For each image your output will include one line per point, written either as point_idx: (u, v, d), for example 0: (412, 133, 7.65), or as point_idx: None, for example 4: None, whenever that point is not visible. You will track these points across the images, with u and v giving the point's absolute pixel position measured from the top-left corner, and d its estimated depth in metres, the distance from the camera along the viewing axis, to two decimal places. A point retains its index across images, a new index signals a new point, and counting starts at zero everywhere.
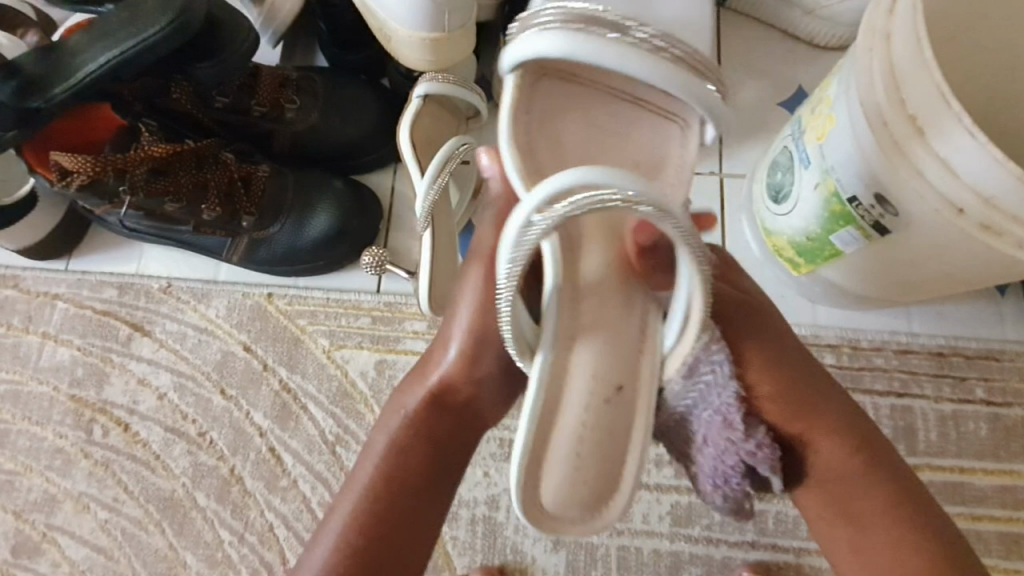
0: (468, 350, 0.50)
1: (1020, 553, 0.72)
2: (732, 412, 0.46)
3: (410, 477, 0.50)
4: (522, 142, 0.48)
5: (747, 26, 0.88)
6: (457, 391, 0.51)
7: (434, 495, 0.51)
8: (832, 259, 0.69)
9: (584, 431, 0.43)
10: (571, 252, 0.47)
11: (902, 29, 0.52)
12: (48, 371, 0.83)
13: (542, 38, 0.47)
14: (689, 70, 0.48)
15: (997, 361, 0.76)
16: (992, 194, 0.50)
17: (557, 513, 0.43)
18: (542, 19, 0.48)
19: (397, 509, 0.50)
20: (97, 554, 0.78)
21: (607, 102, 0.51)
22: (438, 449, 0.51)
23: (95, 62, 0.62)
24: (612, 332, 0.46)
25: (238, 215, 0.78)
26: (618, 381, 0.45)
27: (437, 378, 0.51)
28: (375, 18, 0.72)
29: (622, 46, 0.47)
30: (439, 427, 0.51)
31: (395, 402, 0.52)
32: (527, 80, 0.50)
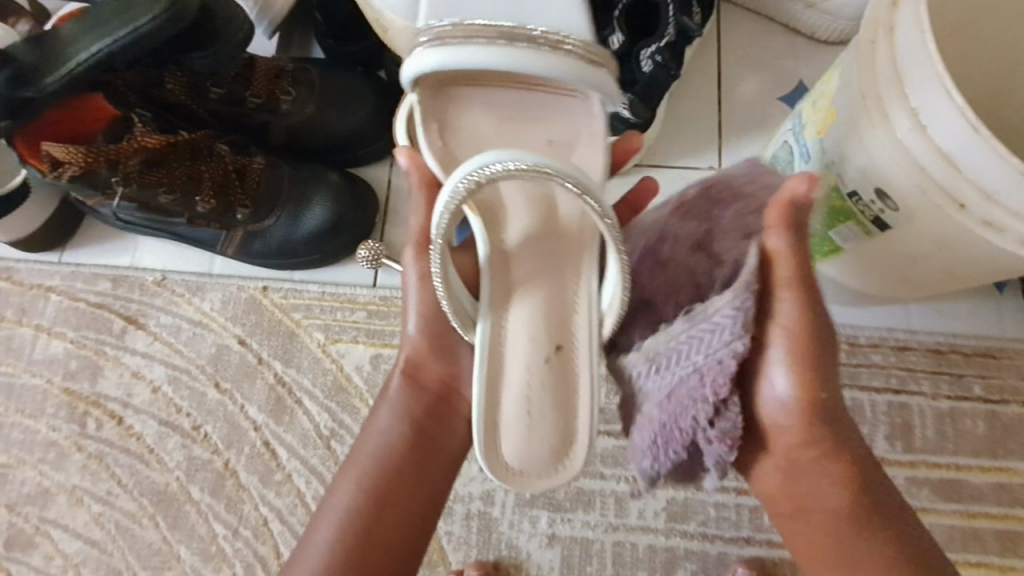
0: (432, 333, 0.58)
1: (1015, 551, 0.72)
2: (709, 372, 0.50)
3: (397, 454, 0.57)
4: (438, 145, 0.56)
5: (748, 19, 0.87)
6: (425, 368, 0.58)
7: (419, 466, 0.58)
8: (831, 255, 0.69)
9: (530, 387, 0.52)
10: (496, 229, 0.56)
11: (907, 21, 0.51)
12: (41, 364, 0.82)
13: (426, 60, 0.54)
14: (576, 58, 0.54)
15: (995, 359, 0.76)
16: (994, 190, 0.50)
17: (521, 466, 0.51)
18: (424, 41, 0.55)
19: (387, 483, 0.57)
20: (91, 547, 0.78)
21: (507, 93, 0.58)
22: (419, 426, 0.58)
23: (87, 51, 0.61)
24: (543, 300, 0.55)
25: (233, 207, 0.77)
26: (556, 342, 0.54)
27: (407, 359, 0.58)
28: (371, 8, 0.71)
29: (499, 45, 0.54)
30: (417, 406, 0.58)
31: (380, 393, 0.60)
32: (429, 92, 0.57)
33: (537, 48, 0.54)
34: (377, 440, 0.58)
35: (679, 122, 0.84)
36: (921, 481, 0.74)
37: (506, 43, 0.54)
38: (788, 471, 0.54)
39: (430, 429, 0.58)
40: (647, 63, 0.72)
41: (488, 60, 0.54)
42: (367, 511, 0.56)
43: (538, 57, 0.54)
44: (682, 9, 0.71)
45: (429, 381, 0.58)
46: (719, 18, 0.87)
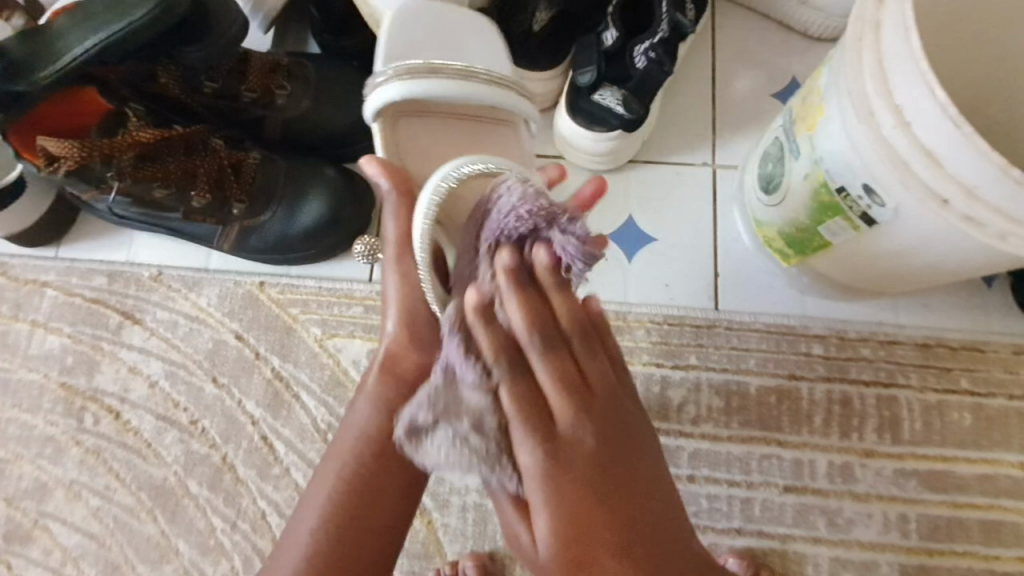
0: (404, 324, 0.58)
1: (1000, 539, 0.74)
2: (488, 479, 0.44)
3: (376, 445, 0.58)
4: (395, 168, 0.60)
5: (742, 16, 0.87)
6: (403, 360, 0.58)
7: (397, 458, 0.57)
8: (821, 250, 0.70)
9: None
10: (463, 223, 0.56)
11: (892, 19, 0.52)
12: (38, 359, 0.82)
13: (384, 92, 0.57)
14: (510, 92, 0.59)
15: (981, 352, 0.78)
16: (974, 185, 0.50)
17: None
18: (378, 78, 0.58)
19: (366, 471, 0.58)
20: (90, 541, 0.78)
21: (456, 126, 0.61)
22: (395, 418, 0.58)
23: (81, 46, 0.61)
24: None
25: (228, 202, 0.77)
26: None
27: (385, 353, 0.59)
28: (367, 4, 0.71)
29: (454, 80, 0.57)
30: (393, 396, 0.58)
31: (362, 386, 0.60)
32: (387, 125, 0.60)
33: (477, 80, 0.58)
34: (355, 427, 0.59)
35: (673, 117, 0.85)
36: (908, 472, 0.76)
37: (459, 77, 0.58)
38: None
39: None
40: (640, 59, 0.73)
41: (433, 92, 0.57)
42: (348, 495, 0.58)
43: (486, 89, 0.58)
44: (678, 5, 0.71)
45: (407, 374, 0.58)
46: (713, 15, 0.87)
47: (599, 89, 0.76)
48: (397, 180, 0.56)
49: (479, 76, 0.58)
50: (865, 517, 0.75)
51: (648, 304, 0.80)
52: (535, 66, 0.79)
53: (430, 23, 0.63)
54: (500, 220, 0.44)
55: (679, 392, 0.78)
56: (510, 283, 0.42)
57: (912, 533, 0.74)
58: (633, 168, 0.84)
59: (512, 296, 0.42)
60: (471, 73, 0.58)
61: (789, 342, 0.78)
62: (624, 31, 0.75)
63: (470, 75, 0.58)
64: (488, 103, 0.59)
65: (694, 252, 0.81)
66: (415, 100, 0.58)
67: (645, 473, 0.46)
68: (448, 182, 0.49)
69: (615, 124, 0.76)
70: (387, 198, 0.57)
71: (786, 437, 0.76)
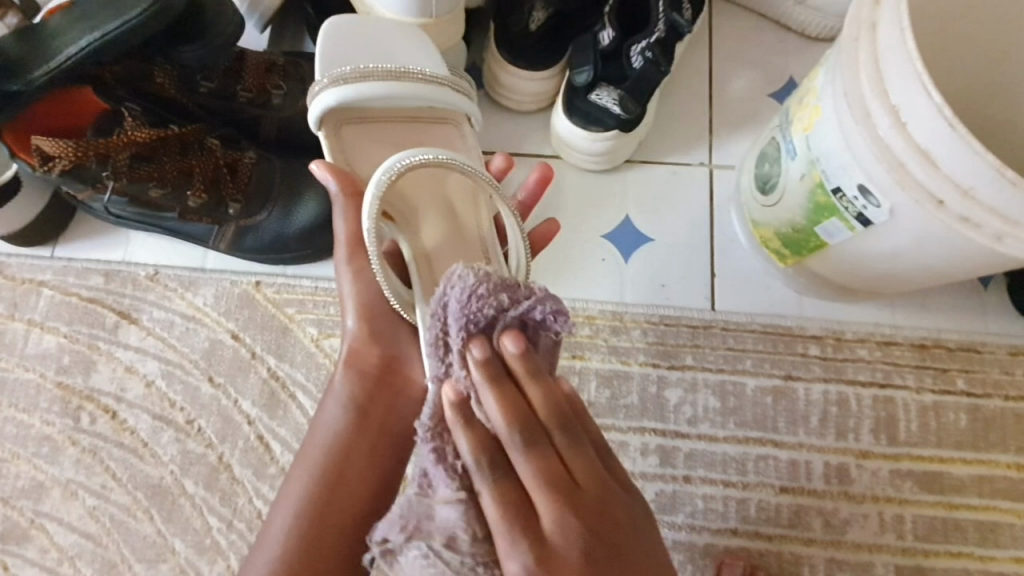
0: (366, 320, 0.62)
1: (995, 540, 0.74)
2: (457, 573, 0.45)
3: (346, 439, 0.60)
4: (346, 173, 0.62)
5: (740, 15, 0.87)
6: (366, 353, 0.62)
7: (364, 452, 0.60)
8: (817, 251, 0.69)
9: None
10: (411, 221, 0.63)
11: (889, 19, 0.52)
12: (34, 359, 0.82)
13: (322, 99, 0.61)
14: (445, 87, 0.64)
15: (978, 353, 0.77)
16: (970, 185, 0.50)
17: None
18: (315, 87, 0.61)
19: (334, 469, 0.59)
20: (86, 540, 0.78)
21: (401, 128, 0.65)
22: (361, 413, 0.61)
23: (74, 45, 0.61)
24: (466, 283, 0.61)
25: (224, 202, 0.77)
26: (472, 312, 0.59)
27: (349, 349, 0.62)
28: (363, 4, 0.71)
29: (386, 80, 0.61)
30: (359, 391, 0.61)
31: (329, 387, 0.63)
32: (332, 130, 0.63)
33: (413, 79, 0.62)
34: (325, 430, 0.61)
35: (670, 117, 0.85)
36: (904, 473, 0.75)
37: (393, 78, 0.62)
38: None
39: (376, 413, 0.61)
40: (637, 58, 0.73)
41: (371, 93, 0.61)
42: (323, 498, 0.58)
43: (419, 87, 0.62)
44: (674, 5, 0.71)
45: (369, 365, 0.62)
46: (711, 14, 0.87)
47: (595, 89, 0.75)
48: (345, 180, 0.59)
49: (414, 74, 0.62)
50: (861, 518, 0.75)
51: (644, 304, 0.80)
52: (532, 65, 0.79)
53: (367, 24, 0.66)
54: (464, 308, 0.49)
55: (675, 392, 0.78)
56: (484, 377, 0.47)
57: (908, 534, 0.74)
58: (629, 168, 0.83)
59: (488, 390, 0.47)
60: (405, 73, 0.62)
61: (785, 342, 0.78)
62: (620, 30, 0.75)
63: (404, 74, 0.62)
64: (423, 100, 0.63)
65: (690, 252, 0.81)
66: (354, 104, 0.62)
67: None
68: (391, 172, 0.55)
69: (612, 124, 0.76)
70: (337, 201, 0.59)
71: (782, 438, 0.76)
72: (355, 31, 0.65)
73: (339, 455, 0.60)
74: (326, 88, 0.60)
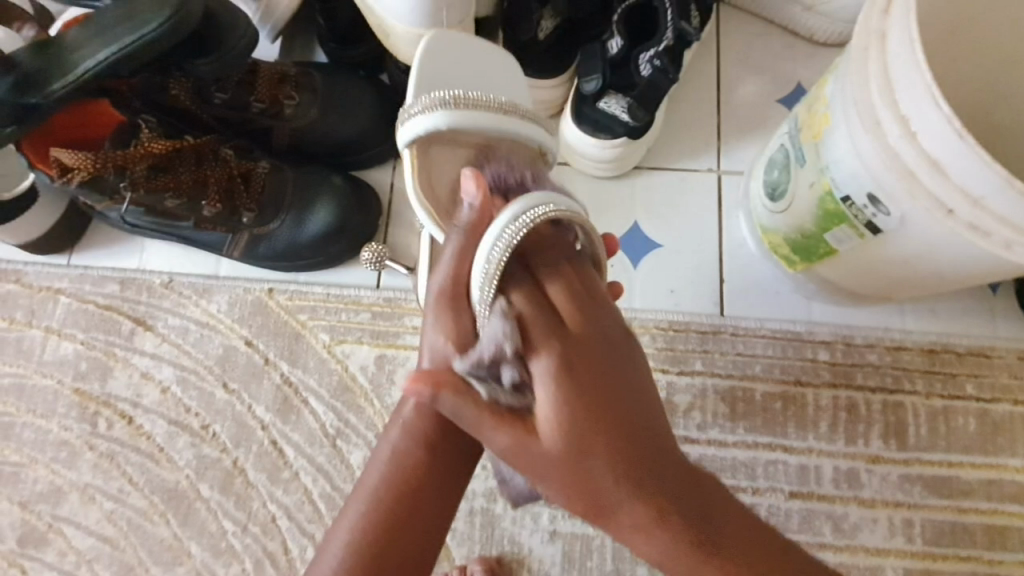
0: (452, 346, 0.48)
1: (1004, 544, 0.74)
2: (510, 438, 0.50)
3: (419, 470, 0.50)
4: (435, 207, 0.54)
5: (746, 21, 0.87)
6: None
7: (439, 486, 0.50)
8: (826, 257, 0.70)
9: None
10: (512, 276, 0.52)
11: (897, 30, 0.52)
12: (52, 365, 0.84)
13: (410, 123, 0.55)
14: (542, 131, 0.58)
15: (987, 358, 0.78)
16: (980, 195, 0.50)
17: None
18: (416, 107, 0.55)
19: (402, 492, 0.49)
20: (104, 543, 0.79)
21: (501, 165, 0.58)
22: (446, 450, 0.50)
23: (92, 59, 0.62)
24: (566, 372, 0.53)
25: (238, 211, 0.78)
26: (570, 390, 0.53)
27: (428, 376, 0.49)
28: (373, 14, 0.72)
29: (493, 112, 0.55)
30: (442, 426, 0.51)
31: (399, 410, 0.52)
32: (421, 151, 0.56)
33: (514, 116, 0.57)
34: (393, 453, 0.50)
35: (678, 123, 0.85)
36: (913, 477, 0.76)
37: (501, 111, 0.56)
38: (609, 521, 0.42)
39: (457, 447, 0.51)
40: (646, 67, 0.73)
41: (476, 122, 0.55)
42: (374, 542, 0.47)
43: (524, 125, 0.57)
44: (681, 13, 0.71)
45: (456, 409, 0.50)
46: (718, 20, 0.88)
47: (603, 96, 0.76)
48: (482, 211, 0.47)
49: (513, 111, 0.57)
50: (870, 523, 0.75)
51: (653, 309, 0.80)
52: (542, 73, 0.79)
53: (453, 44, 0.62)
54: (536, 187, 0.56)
55: (684, 398, 0.78)
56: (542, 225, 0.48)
57: (917, 538, 0.74)
58: (638, 174, 0.84)
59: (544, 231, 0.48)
60: (506, 108, 0.56)
61: (794, 347, 0.79)
62: (628, 39, 0.75)
63: (506, 110, 0.56)
64: (520, 136, 0.57)
65: (699, 257, 0.82)
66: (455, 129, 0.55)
67: (657, 422, 0.44)
68: (521, 224, 0.45)
69: (620, 131, 0.77)
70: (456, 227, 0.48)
71: (791, 443, 0.77)
72: (446, 60, 0.61)
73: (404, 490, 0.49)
74: (430, 104, 0.54)
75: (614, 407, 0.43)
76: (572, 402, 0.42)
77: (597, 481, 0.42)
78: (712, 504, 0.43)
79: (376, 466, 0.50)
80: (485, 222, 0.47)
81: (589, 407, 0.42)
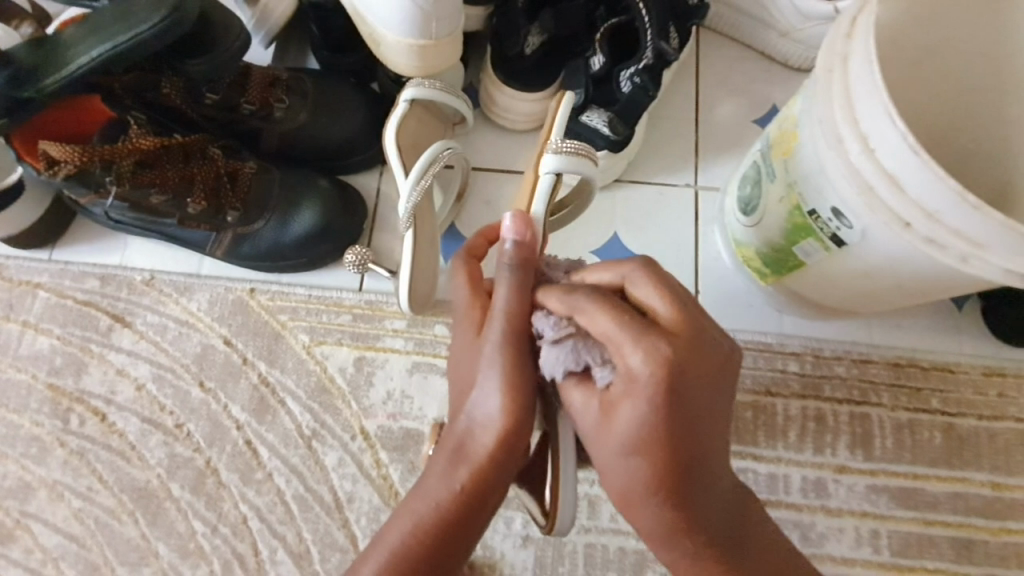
0: (509, 396, 0.49)
1: (970, 558, 0.75)
2: None
3: (455, 513, 0.49)
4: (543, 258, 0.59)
5: (724, 45, 0.91)
6: (522, 428, 0.49)
7: (470, 529, 0.50)
8: (795, 270, 0.72)
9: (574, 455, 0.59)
10: None
11: (858, 53, 0.55)
12: (27, 359, 0.83)
13: (568, 162, 0.57)
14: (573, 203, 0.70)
15: (951, 373, 0.80)
16: (935, 210, 0.53)
17: None
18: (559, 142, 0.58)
19: (438, 533, 0.49)
20: (69, 542, 0.78)
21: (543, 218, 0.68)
22: (483, 498, 0.50)
23: (87, 55, 0.63)
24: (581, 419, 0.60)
25: (223, 210, 0.79)
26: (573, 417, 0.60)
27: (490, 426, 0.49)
28: (365, 24, 0.74)
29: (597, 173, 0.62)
30: (486, 474, 0.49)
31: (449, 450, 0.51)
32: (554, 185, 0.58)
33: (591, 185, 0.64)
34: (432, 494, 0.50)
35: (656, 140, 0.88)
36: (880, 488, 0.77)
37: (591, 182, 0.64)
38: (680, 426, 0.46)
39: (498, 489, 0.50)
40: (626, 83, 0.76)
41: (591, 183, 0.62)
42: None
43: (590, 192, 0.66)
44: (662, 34, 0.73)
45: (502, 456, 0.49)
46: (698, 43, 0.91)
47: (586, 110, 0.78)
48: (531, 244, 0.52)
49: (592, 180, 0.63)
50: (837, 532, 0.76)
51: None
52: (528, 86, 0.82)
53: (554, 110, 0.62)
54: None
55: None
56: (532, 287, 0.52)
57: (885, 550, 0.75)
58: (618, 187, 0.87)
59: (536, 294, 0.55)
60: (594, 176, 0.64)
61: (766, 358, 0.80)
62: (611, 56, 0.79)
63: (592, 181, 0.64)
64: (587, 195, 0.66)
65: (676, 268, 0.84)
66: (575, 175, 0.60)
67: (696, 449, 0.46)
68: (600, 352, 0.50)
69: (602, 144, 0.79)
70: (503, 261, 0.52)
71: (761, 452, 0.78)
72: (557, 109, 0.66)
73: (439, 534, 0.49)
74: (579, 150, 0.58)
75: (687, 438, 0.46)
76: (669, 421, 0.45)
77: (671, 405, 0.45)
78: (714, 498, 0.49)
79: (409, 514, 0.50)
80: (531, 255, 0.52)
81: (660, 446, 0.45)
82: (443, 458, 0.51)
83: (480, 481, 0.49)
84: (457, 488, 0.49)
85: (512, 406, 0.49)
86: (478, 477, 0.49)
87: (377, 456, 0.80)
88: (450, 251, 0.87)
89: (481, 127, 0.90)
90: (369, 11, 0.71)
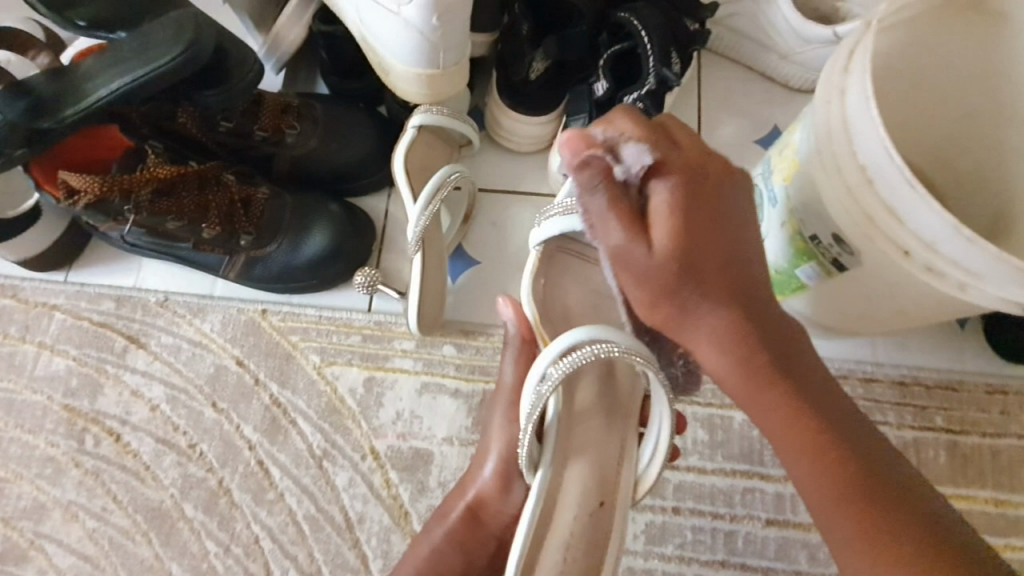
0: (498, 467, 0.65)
1: None
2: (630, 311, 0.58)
3: (441, 569, 0.65)
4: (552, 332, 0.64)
5: (727, 66, 0.93)
6: (488, 507, 0.66)
7: (465, 558, 0.65)
8: (798, 292, 0.74)
9: (571, 540, 0.55)
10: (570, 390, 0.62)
11: (855, 87, 0.56)
12: (42, 381, 0.85)
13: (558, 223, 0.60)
14: None
15: (956, 391, 0.81)
16: (933, 240, 0.54)
17: None
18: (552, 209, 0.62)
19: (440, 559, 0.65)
20: (84, 562, 0.79)
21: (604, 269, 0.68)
22: (472, 536, 0.66)
23: (106, 88, 0.64)
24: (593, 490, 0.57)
25: (236, 234, 0.80)
26: (602, 498, 0.57)
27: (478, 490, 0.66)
28: (374, 53, 0.76)
29: None
30: (476, 523, 0.66)
31: (456, 496, 0.68)
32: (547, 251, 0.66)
33: None
34: (440, 527, 0.66)
35: None
36: None
37: None
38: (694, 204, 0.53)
39: (485, 533, 0.66)
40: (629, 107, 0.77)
41: None
42: None
43: None
44: (664, 61, 0.74)
45: (488, 506, 0.66)
46: (700, 66, 0.93)
47: None
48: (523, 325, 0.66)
49: None
50: None
51: None
52: (532, 111, 0.84)
53: None
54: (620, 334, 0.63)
55: None
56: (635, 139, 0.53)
57: None
58: None
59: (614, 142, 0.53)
60: None
61: None
62: (614, 83, 0.80)
63: None
64: None
65: None
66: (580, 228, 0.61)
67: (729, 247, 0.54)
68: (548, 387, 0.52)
69: None
70: (512, 341, 0.67)
71: (768, 472, 0.79)
72: None
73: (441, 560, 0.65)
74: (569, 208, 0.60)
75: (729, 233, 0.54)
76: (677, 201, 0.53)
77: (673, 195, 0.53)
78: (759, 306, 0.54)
79: (424, 543, 0.66)
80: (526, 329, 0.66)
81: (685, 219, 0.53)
82: (453, 501, 0.68)
83: (472, 520, 0.66)
84: (453, 529, 0.66)
85: (499, 466, 0.65)
86: (471, 519, 0.66)
87: (387, 476, 0.81)
88: (458, 271, 0.88)
89: (487, 149, 0.92)
90: (378, 41, 0.73)
